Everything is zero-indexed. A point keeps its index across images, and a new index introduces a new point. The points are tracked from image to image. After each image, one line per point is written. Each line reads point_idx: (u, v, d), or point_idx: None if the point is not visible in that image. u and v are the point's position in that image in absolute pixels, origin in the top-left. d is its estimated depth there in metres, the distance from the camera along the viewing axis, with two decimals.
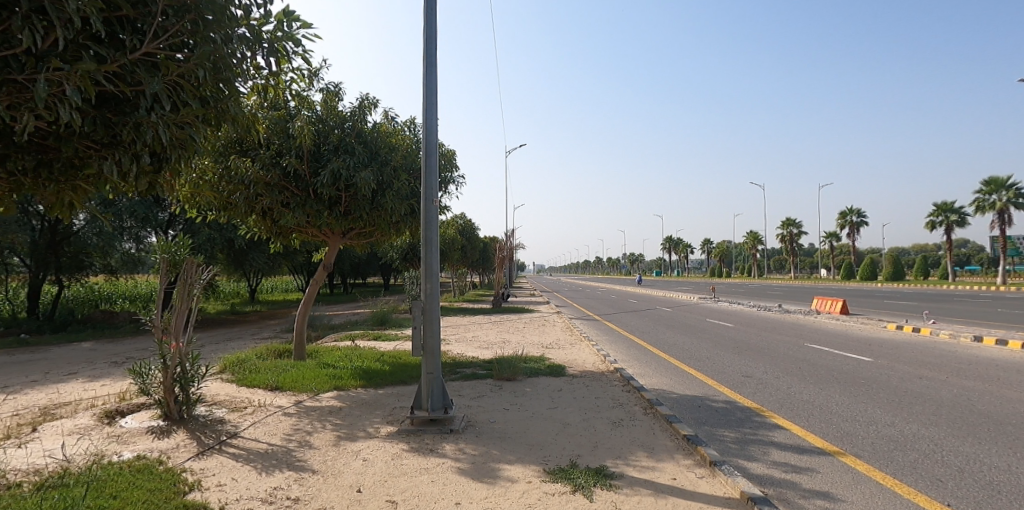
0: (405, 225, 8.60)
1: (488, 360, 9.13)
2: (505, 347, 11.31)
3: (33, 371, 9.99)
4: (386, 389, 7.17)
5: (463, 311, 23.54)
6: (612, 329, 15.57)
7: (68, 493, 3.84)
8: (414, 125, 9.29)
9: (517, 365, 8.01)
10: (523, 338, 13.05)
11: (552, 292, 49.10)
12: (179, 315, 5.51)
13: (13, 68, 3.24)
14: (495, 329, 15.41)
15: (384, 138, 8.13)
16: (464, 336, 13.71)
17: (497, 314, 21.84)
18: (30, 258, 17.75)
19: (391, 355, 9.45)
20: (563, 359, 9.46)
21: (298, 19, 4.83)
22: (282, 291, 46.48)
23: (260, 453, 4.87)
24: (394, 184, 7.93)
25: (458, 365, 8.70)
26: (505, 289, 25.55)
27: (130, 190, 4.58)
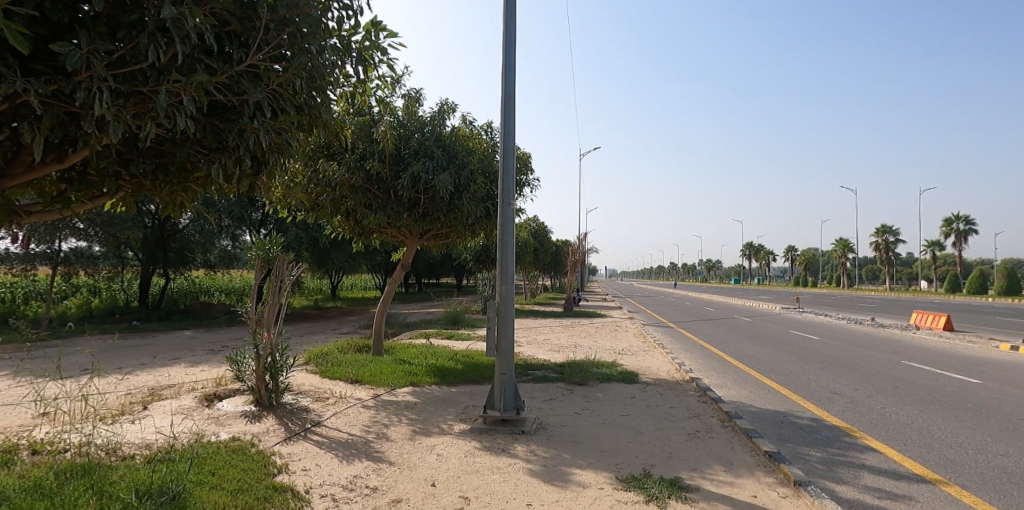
0: (481, 227, 8.76)
1: (560, 364, 9.10)
2: (577, 352, 11.22)
3: (145, 355, 11.02)
4: (459, 387, 7.32)
5: (533, 314, 23.63)
6: (686, 337, 15.12)
7: (176, 467, 4.29)
8: (491, 129, 9.43)
9: (589, 369, 7.92)
10: (595, 343, 12.88)
11: (624, 297, 48.13)
12: (269, 309, 5.87)
13: (138, 81, 3.60)
14: (565, 333, 15.36)
15: (462, 143, 8.32)
16: (535, 338, 13.76)
17: (568, 318, 21.67)
18: (142, 253, 19.49)
19: (464, 354, 9.63)
20: (635, 366, 9.29)
21: (385, 29, 5.05)
22: (362, 289, 48.74)
23: (341, 442, 5.13)
24: (471, 187, 8.06)
25: (530, 367, 8.73)
26: (578, 294, 25.38)
27: (231, 191, 4.93)
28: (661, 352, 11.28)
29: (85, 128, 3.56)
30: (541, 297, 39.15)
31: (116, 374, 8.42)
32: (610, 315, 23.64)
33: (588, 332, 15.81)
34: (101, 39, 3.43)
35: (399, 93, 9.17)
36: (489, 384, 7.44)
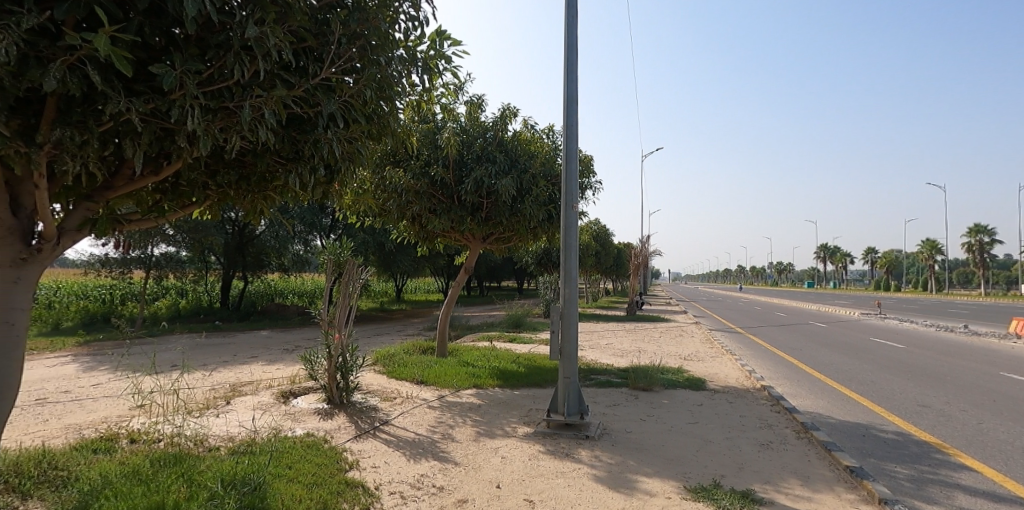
0: (542, 230, 8.77)
1: (623, 369, 8.96)
2: (641, 356, 11.02)
3: (229, 353, 11.77)
4: (522, 390, 7.36)
5: (594, 317, 23.40)
6: (755, 343, 14.51)
7: (257, 459, 4.55)
8: (553, 133, 9.44)
9: (654, 375, 7.76)
10: (659, 348, 12.59)
11: (688, 301, 46.72)
12: (340, 311, 6.13)
13: (225, 97, 3.85)
14: (628, 337, 15.10)
15: (524, 147, 8.37)
16: (598, 343, 13.62)
17: (631, 322, 21.29)
18: (224, 257, 20.83)
19: (526, 357, 9.67)
20: (702, 373, 9.01)
21: (449, 38, 5.18)
22: (425, 291, 49.91)
23: (408, 441, 5.27)
24: (533, 190, 8.09)
25: (592, 372, 8.65)
26: (640, 298, 24.92)
27: (306, 199, 5.18)
28: (729, 359, 10.88)
29: (178, 143, 3.83)
30: (602, 301, 38.66)
31: (203, 370, 9.04)
32: (674, 320, 23.05)
33: (651, 336, 15.49)
34: (192, 59, 3.69)
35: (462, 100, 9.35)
36: (551, 388, 7.44)
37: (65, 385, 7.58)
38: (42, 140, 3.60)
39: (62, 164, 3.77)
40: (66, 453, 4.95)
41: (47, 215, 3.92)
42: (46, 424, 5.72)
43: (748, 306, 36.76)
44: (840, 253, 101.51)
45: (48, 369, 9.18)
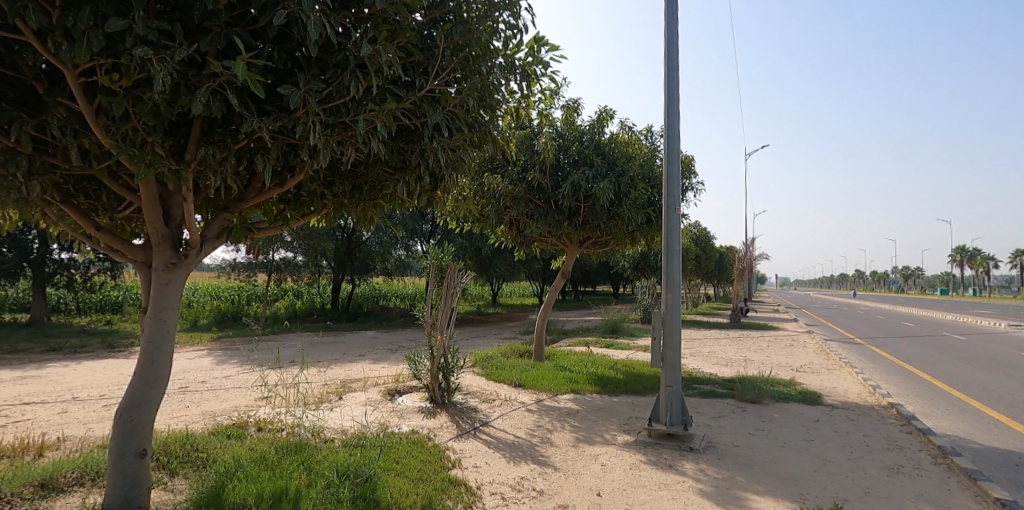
0: (641, 234, 8.59)
1: (729, 379, 8.53)
2: (747, 367, 10.44)
3: (342, 351, 12.61)
4: (620, 397, 7.24)
5: (694, 324, 22.48)
6: (878, 356, 13.25)
7: (368, 453, 4.83)
8: (652, 134, 9.22)
9: (763, 387, 7.33)
10: (767, 358, 11.86)
11: (798, 308, 43.48)
12: (442, 313, 6.37)
13: (342, 112, 4.12)
14: (731, 346, 14.36)
15: (621, 149, 8.25)
16: (699, 351, 13.07)
17: (735, 330, 20.20)
18: (333, 262, 22.35)
19: (624, 364, 9.49)
20: (818, 386, 8.36)
21: (546, 43, 5.26)
22: (520, 295, 50.51)
23: (508, 443, 5.36)
24: (631, 193, 7.95)
25: (695, 381, 8.32)
26: (745, 305, 23.58)
27: (412, 206, 5.42)
28: (849, 372, 10.01)
29: (301, 157, 4.14)
30: (700, 307, 37.06)
31: (319, 367, 9.75)
32: (784, 328, 21.58)
33: (757, 345, 14.61)
34: (314, 79, 3.98)
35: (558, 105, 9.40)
36: (651, 396, 7.25)
37: (205, 376, 8.50)
38: (190, 158, 4.04)
39: (204, 179, 4.21)
40: (205, 437, 5.54)
41: (192, 224, 4.42)
42: (189, 410, 6.42)
43: (867, 314, 33.61)
44: (977, 256, 90.04)
45: (193, 361, 10.34)
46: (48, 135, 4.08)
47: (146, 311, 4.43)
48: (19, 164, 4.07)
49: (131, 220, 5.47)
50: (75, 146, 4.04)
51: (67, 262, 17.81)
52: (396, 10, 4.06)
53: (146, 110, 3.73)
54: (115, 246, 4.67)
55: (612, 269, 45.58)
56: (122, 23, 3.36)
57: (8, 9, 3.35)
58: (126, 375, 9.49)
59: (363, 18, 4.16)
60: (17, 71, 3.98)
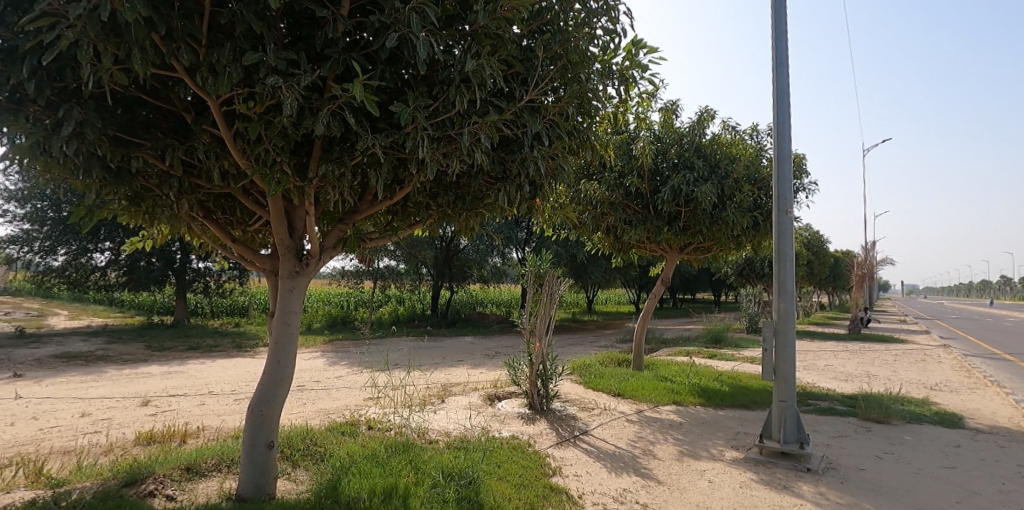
0: (747, 238, 8.17)
1: (849, 396, 7.86)
2: (871, 383, 9.55)
3: (444, 356, 13.06)
4: (727, 411, 6.91)
5: (806, 335, 20.92)
6: None
7: (471, 456, 4.96)
8: (758, 133, 8.76)
9: (891, 406, 6.68)
10: (895, 374, 10.77)
11: (931, 319, 38.84)
12: (541, 320, 6.43)
13: (447, 126, 4.30)
14: (851, 360, 13.19)
15: (725, 150, 7.93)
16: (814, 364, 12.14)
17: (855, 342, 18.52)
18: (433, 270, 23.24)
19: (729, 375, 9.04)
20: (958, 408, 7.47)
21: (645, 46, 5.18)
22: (615, 302, 49.56)
23: (608, 453, 5.29)
24: (736, 196, 7.60)
25: (810, 397, 7.75)
26: (865, 315, 21.57)
27: (512, 214, 5.53)
28: (998, 392, 8.85)
29: (410, 170, 4.36)
30: (813, 316, 34.40)
31: (424, 370, 10.17)
32: (914, 341, 19.46)
33: (882, 360, 13.30)
34: (421, 96, 4.19)
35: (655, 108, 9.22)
36: (761, 411, 6.86)
37: (320, 376, 9.15)
38: (312, 175, 4.38)
39: (325, 193, 4.54)
40: (322, 432, 5.96)
41: (313, 234, 4.80)
42: (309, 407, 6.95)
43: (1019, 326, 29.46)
44: None
45: (311, 362, 11.18)
46: (194, 159, 4.61)
47: (273, 315, 4.86)
48: (172, 185, 4.63)
49: (260, 233, 6.03)
50: (216, 168, 4.52)
51: (203, 271, 19.97)
52: (498, 25, 4.18)
53: (276, 133, 4.10)
54: (248, 256, 5.16)
55: (712, 275, 43.49)
56: (256, 56, 3.73)
57: (166, 50, 3.83)
58: (255, 373, 10.47)
59: (466, 35, 4.32)
60: (169, 104, 4.53)
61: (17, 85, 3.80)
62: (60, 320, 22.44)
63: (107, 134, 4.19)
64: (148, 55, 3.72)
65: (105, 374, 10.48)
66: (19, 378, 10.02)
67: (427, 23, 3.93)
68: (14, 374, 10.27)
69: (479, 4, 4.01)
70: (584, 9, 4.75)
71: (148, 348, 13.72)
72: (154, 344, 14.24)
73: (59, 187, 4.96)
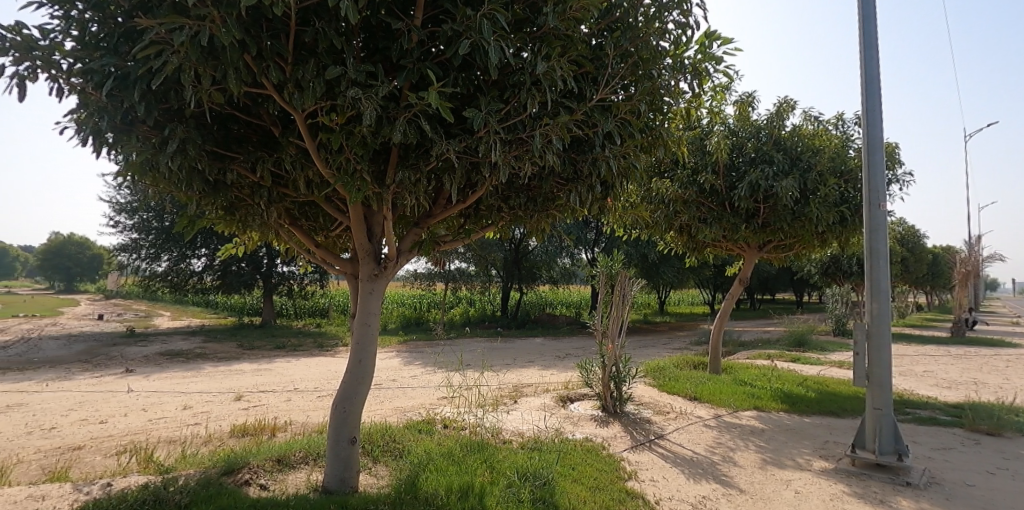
0: (834, 235, 7.70)
1: (955, 404, 7.21)
2: (980, 391, 8.71)
3: (516, 357, 13.17)
4: (813, 418, 6.54)
5: (902, 338, 19.37)
6: None
7: (546, 457, 4.97)
8: (843, 123, 8.24)
9: (1006, 417, 6.07)
10: (1009, 382, 9.77)
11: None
12: (614, 321, 6.35)
13: (518, 129, 4.33)
14: (956, 366, 12.09)
15: (807, 142, 7.52)
16: (912, 370, 11.23)
17: (960, 346, 16.94)
18: (503, 271, 23.50)
19: (815, 380, 8.55)
20: None
21: (719, 37, 5.01)
22: (688, 303, 48.01)
23: (686, 458, 5.15)
24: (820, 190, 7.19)
25: (908, 405, 7.18)
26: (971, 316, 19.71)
27: (583, 215, 5.51)
28: None
29: (483, 174, 4.43)
30: (909, 318, 31.79)
31: (496, 371, 10.30)
32: None
33: (994, 366, 12.09)
34: (493, 100, 4.25)
35: (729, 101, 8.89)
36: (852, 419, 6.43)
37: (397, 375, 9.48)
38: (390, 181, 4.55)
39: (402, 199, 4.71)
40: (401, 430, 6.18)
41: (391, 239, 4.99)
42: (389, 405, 7.22)
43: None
44: None
45: (389, 361, 11.61)
46: (282, 170, 4.90)
47: (354, 316, 5.09)
48: (263, 195, 4.95)
49: (341, 238, 6.33)
50: (302, 178, 4.78)
51: (287, 274, 21.22)
52: (568, 25, 4.18)
53: (356, 142, 4.29)
54: (330, 260, 5.43)
55: (794, 275, 41.13)
56: (339, 70, 3.92)
57: (257, 69, 4.09)
58: (337, 371, 11.00)
59: (536, 37, 4.35)
60: (260, 120, 4.85)
61: (130, 108, 4.19)
62: (164, 320, 24.57)
63: (206, 149, 4.53)
64: (241, 74, 4.00)
65: (204, 370, 11.35)
66: (132, 373, 11.06)
67: (498, 28, 3.99)
68: (127, 370, 11.34)
69: (549, 6, 4.02)
70: (654, 3, 4.64)
71: (240, 347, 14.72)
72: (245, 344, 15.27)
73: (165, 199, 5.43)
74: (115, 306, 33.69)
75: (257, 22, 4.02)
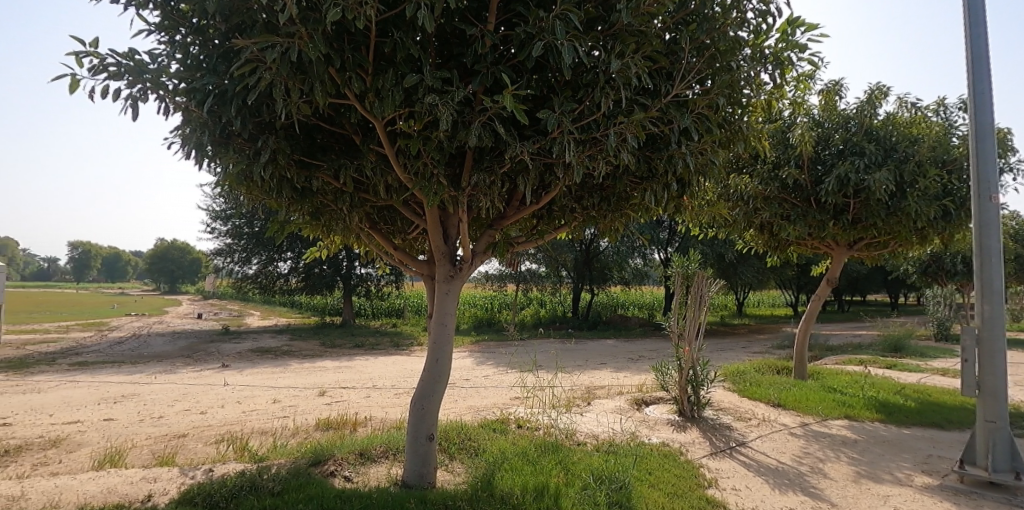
0: (935, 231, 7.09)
1: None
2: None
3: (588, 359, 13.04)
4: (914, 430, 6.03)
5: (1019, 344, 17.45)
6: None
7: (621, 460, 4.89)
8: (947, 108, 7.56)
9: None
10: None
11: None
12: (691, 324, 6.16)
13: (592, 128, 4.30)
14: None
15: (903, 131, 6.96)
16: None
17: None
18: (574, 272, 23.37)
19: (915, 388, 7.89)
20: None
21: (803, 23, 4.74)
22: (768, 305, 45.63)
23: (770, 468, 4.90)
24: (919, 182, 6.64)
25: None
26: None
27: (658, 214, 5.38)
28: None
29: (557, 175, 4.43)
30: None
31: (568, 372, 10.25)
32: None
33: None
34: (567, 100, 4.24)
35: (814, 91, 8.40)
36: (960, 433, 5.88)
37: (471, 375, 9.65)
38: (465, 184, 4.64)
39: (476, 201, 4.79)
40: (476, 428, 6.28)
41: (466, 240, 5.09)
42: (463, 404, 7.37)
43: None
44: None
45: (463, 361, 11.84)
46: (363, 176, 5.12)
47: (430, 316, 5.23)
48: (345, 200, 5.19)
49: (417, 240, 6.53)
50: (382, 183, 4.98)
51: (364, 276, 22.15)
52: (642, 21, 4.10)
53: (433, 147, 4.41)
54: (408, 262, 5.61)
55: (889, 275, 38.11)
56: (416, 77, 4.05)
57: (340, 81, 4.30)
58: (413, 370, 11.35)
59: (609, 35, 4.30)
60: (342, 129, 5.09)
61: (228, 122, 4.52)
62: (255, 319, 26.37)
63: (294, 158, 4.81)
64: (327, 86, 4.22)
65: (291, 367, 12.07)
66: (228, 368, 11.94)
67: (570, 28, 3.97)
68: (224, 365, 12.24)
69: (622, 2, 3.97)
70: None
71: (323, 345, 15.53)
72: (328, 342, 16.08)
73: (257, 206, 5.81)
74: (212, 306, 36.51)
75: (340, 36, 4.22)
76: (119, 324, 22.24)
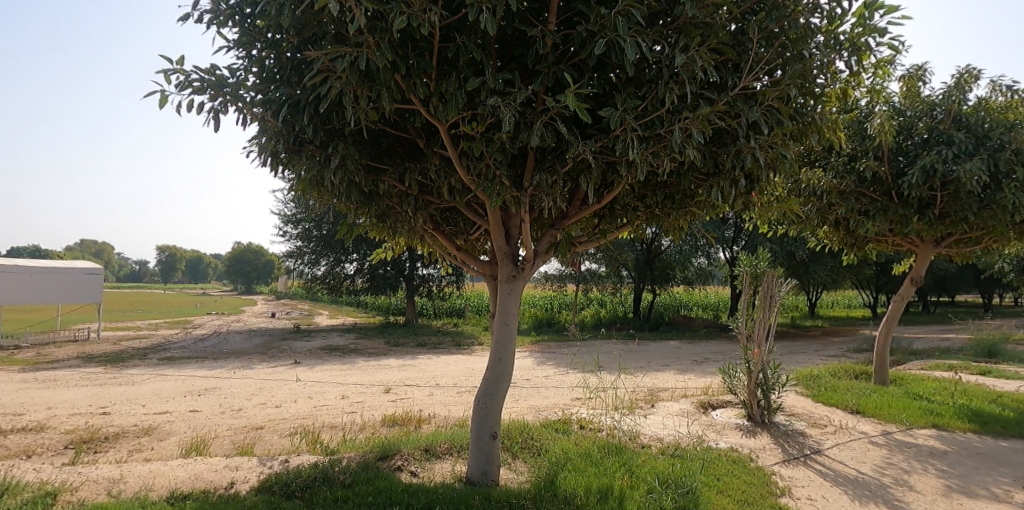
0: None
1: None
2: None
3: (652, 360, 12.79)
4: (1013, 442, 5.54)
5: None
6: None
7: (687, 465, 4.76)
8: None
9: None
10: None
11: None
12: (760, 325, 5.92)
13: (655, 125, 4.22)
14: None
15: (998, 117, 6.42)
16: None
17: None
18: (635, 272, 23.01)
19: (1014, 397, 7.24)
20: None
21: (882, 6, 4.47)
22: (843, 306, 43.11)
23: (849, 477, 4.64)
24: (1016, 172, 6.10)
25: None
26: None
27: (725, 211, 5.22)
28: None
29: (620, 173, 4.37)
30: None
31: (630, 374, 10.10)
32: None
33: None
34: (630, 97, 4.18)
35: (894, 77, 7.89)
36: None
37: (532, 375, 9.69)
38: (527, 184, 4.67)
39: (538, 201, 4.80)
40: (538, 428, 6.31)
41: (527, 241, 5.12)
42: (525, 403, 7.41)
43: None
44: None
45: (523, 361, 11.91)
46: (427, 178, 5.25)
47: (493, 316, 5.28)
48: (410, 202, 5.35)
49: (479, 240, 6.63)
50: (446, 185, 5.08)
51: (425, 277, 22.70)
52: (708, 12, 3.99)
53: (495, 149, 4.46)
54: (470, 262, 5.70)
55: (982, 273, 35.09)
56: (479, 80, 4.11)
57: (406, 87, 4.43)
58: (474, 369, 11.52)
59: (673, 29, 4.21)
60: (407, 133, 5.24)
61: (300, 130, 4.75)
62: (324, 319, 27.57)
63: (362, 163, 4.99)
64: (393, 92, 4.35)
65: (358, 364, 12.54)
66: (300, 364, 12.55)
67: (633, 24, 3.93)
68: (296, 361, 12.88)
69: None
70: None
71: (387, 344, 16.04)
72: (391, 341, 16.59)
73: (327, 210, 6.07)
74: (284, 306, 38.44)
75: (405, 43, 4.34)
76: (202, 322, 23.85)
